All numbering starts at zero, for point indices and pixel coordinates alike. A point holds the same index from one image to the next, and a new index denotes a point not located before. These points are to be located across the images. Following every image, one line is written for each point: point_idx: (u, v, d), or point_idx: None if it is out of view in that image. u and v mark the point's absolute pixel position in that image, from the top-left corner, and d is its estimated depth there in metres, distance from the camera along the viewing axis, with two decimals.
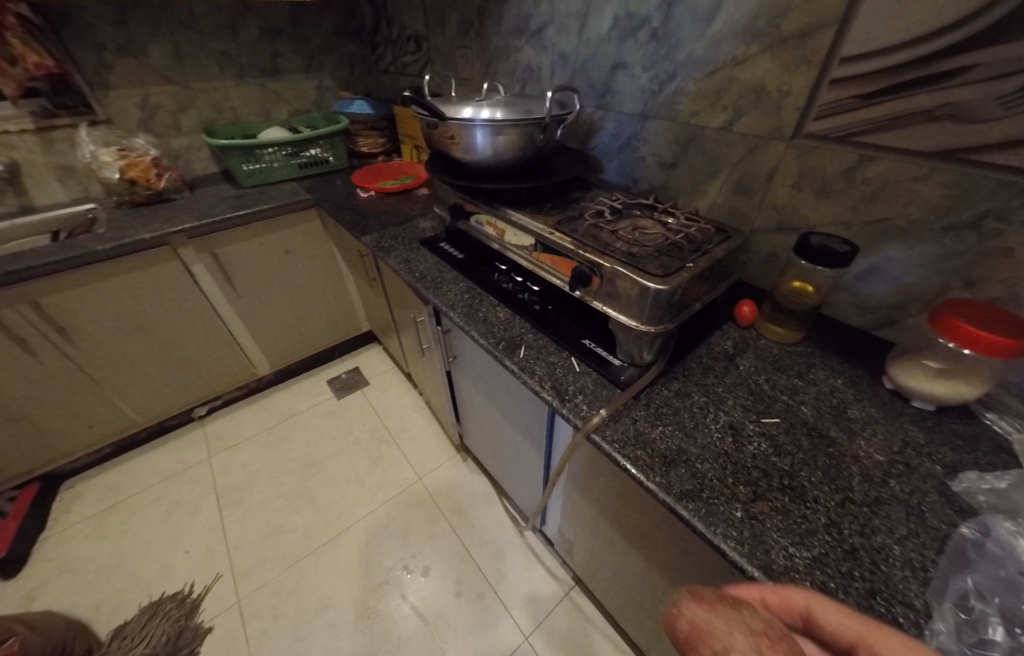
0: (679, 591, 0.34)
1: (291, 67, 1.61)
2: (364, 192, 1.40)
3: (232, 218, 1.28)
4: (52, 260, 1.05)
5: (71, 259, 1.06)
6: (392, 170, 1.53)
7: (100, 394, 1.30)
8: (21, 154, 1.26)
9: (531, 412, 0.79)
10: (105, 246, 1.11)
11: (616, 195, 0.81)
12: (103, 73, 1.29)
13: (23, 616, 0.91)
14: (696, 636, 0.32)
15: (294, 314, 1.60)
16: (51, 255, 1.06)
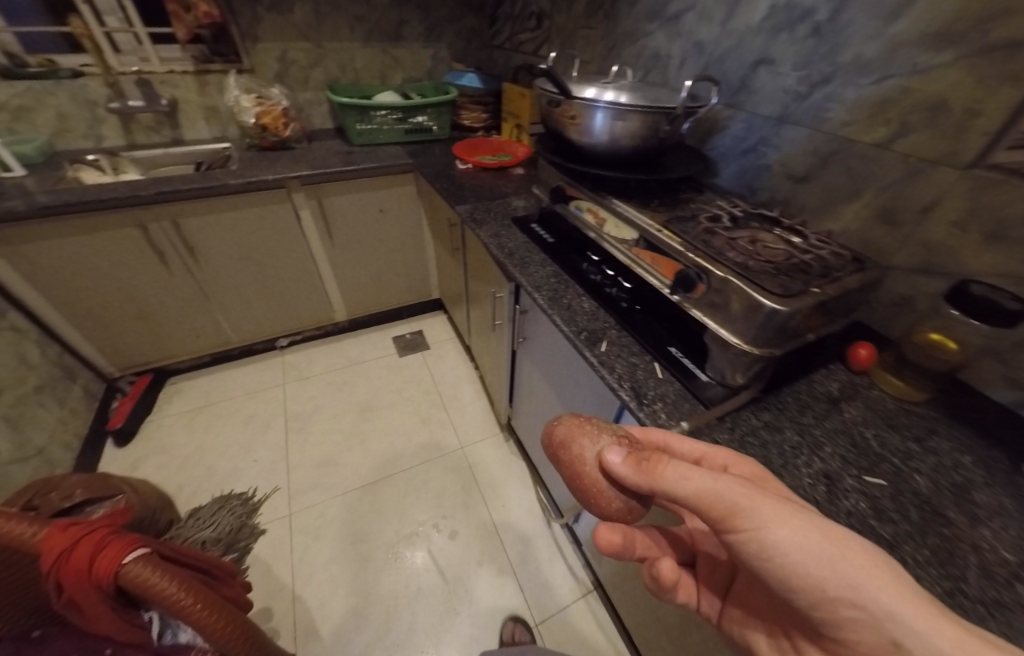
0: (566, 413, 0.57)
1: (413, 35, 1.66)
2: (460, 164, 1.44)
3: (343, 170, 1.36)
4: (193, 187, 1.19)
5: (209, 188, 1.20)
6: (491, 146, 1.53)
7: (209, 311, 1.47)
8: (181, 92, 1.44)
9: (595, 409, 0.77)
10: (236, 181, 1.23)
11: (734, 203, 0.75)
12: (255, 26, 1.42)
13: (131, 482, 1.09)
14: (569, 433, 0.54)
15: (376, 270, 1.69)
16: (193, 183, 1.20)
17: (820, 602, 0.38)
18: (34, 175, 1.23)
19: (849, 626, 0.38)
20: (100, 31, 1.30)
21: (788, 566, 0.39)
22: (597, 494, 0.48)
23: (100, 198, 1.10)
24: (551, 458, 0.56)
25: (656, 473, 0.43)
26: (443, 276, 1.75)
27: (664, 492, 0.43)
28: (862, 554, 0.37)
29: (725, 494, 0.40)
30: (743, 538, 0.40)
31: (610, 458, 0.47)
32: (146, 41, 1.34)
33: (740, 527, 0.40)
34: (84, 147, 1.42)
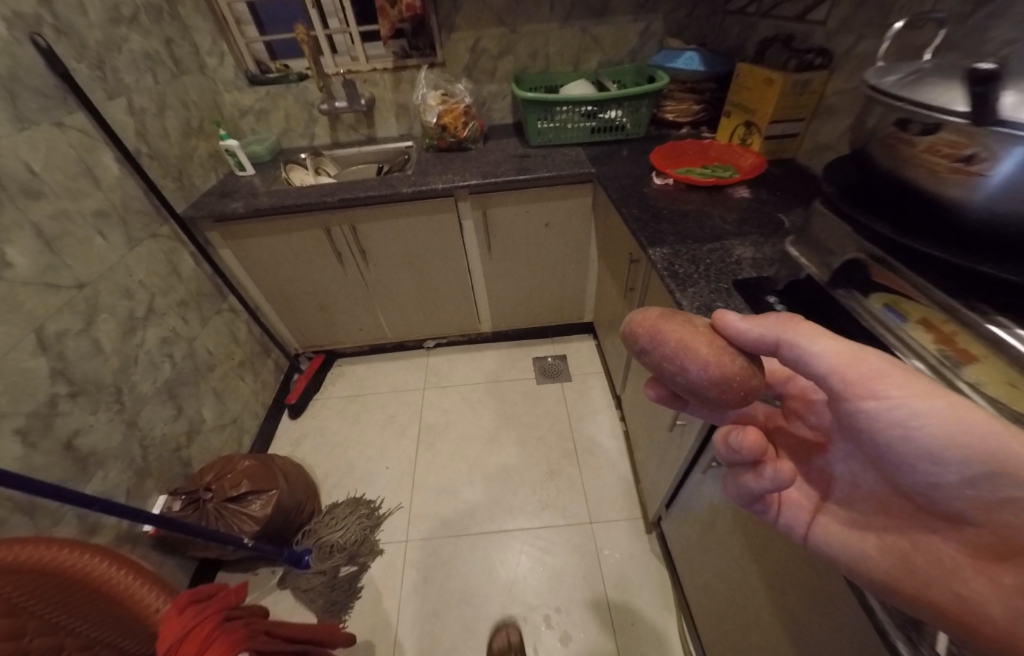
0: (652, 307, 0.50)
1: (623, 5, 1.33)
2: (657, 177, 1.12)
3: (514, 177, 1.19)
4: (371, 193, 1.17)
5: (384, 195, 1.16)
6: (701, 153, 1.15)
7: (372, 309, 1.52)
8: (379, 90, 1.45)
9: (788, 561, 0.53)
10: (409, 188, 1.17)
11: None
12: (451, 15, 1.30)
13: (285, 462, 1.20)
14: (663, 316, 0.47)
15: (530, 286, 1.52)
16: (371, 191, 1.19)
17: (980, 486, 0.31)
18: (260, 173, 1.39)
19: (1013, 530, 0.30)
20: (323, 34, 1.34)
21: (944, 443, 0.33)
22: (707, 353, 0.42)
23: (296, 203, 1.17)
24: (631, 344, 0.49)
25: (791, 324, 0.41)
26: (603, 304, 1.47)
27: (799, 345, 0.40)
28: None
29: (870, 357, 0.37)
30: (883, 407, 0.36)
31: (727, 318, 0.44)
32: (357, 40, 1.35)
33: (883, 394, 0.36)
34: (302, 145, 1.58)
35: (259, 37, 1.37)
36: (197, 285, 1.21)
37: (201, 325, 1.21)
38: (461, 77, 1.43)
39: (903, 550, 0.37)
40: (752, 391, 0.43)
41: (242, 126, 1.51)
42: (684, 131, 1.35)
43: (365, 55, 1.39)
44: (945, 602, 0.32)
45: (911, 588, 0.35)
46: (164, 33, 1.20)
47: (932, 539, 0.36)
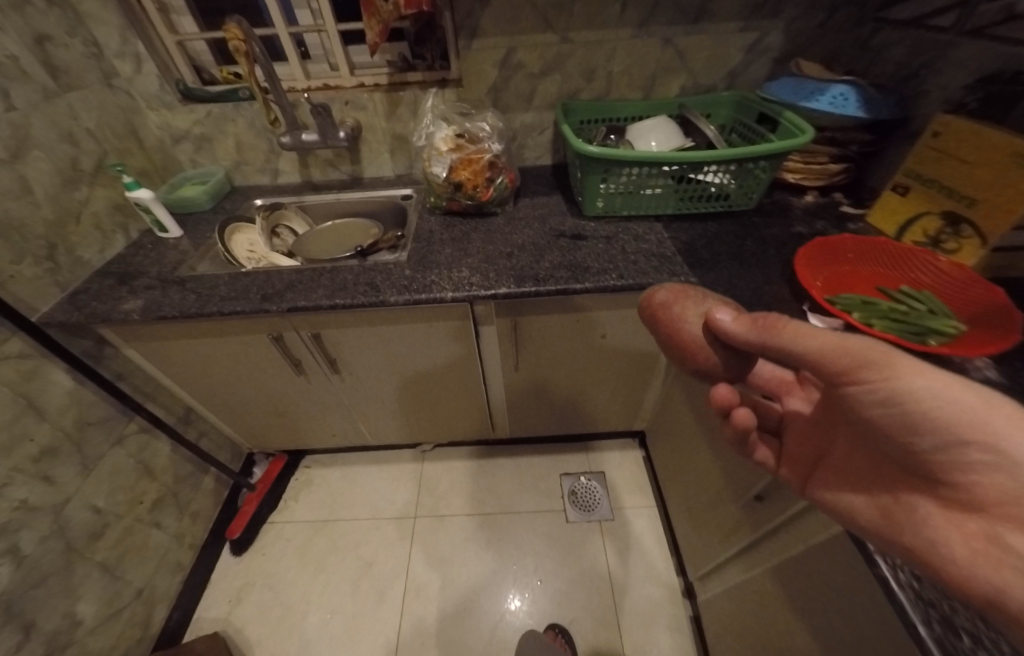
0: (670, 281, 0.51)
1: (730, 6, 0.88)
2: (804, 305, 0.66)
3: (565, 280, 0.76)
4: (343, 300, 0.75)
5: (359, 304, 0.74)
6: (876, 272, 0.70)
7: (348, 415, 1.11)
8: (366, 116, 1.02)
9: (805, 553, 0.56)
10: (400, 297, 0.75)
11: None
12: (474, 12, 0.87)
13: None
14: (671, 297, 0.48)
15: (567, 396, 1.09)
16: (341, 293, 0.76)
17: (952, 450, 0.29)
18: (192, 233, 0.97)
19: (974, 490, 0.28)
20: (287, 32, 0.94)
21: (922, 418, 0.30)
22: (689, 341, 0.45)
23: (225, 305, 0.75)
24: (643, 323, 0.52)
25: (775, 325, 0.38)
26: (668, 429, 1.05)
27: (782, 353, 0.38)
28: (1013, 409, 0.27)
29: (856, 343, 0.33)
30: (870, 389, 0.33)
31: (719, 316, 0.42)
32: (335, 42, 0.94)
33: (865, 379, 0.33)
34: (262, 182, 1.17)
35: (197, 34, 0.95)
36: (79, 415, 0.82)
37: (84, 474, 0.82)
38: (483, 102, 1.00)
39: (885, 503, 0.35)
40: (740, 367, 0.44)
41: (176, 156, 1.10)
42: (809, 200, 0.91)
43: (348, 67, 0.96)
44: (915, 548, 0.32)
45: (891, 537, 0.34)
46: (32, 26, 0.78)
47: (911, 498, 0.33)
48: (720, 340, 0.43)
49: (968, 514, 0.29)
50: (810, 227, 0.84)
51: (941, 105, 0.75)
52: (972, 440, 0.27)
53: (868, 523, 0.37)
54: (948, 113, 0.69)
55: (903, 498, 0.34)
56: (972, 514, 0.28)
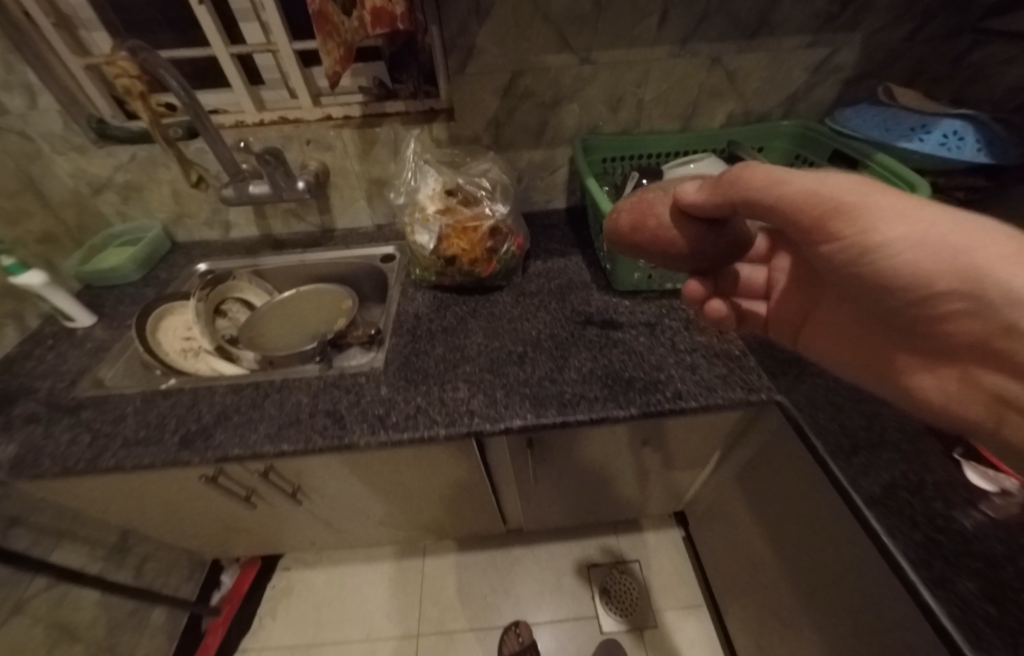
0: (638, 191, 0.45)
1: (796, 16, 0.68)
2: (953, 451, 0.45)
3: (599, 401, 0.54)
4: (290, 444, 0.53)
5: (297, 449, 0.53)
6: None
7: (327, 526, 0.90)
8: (334, 157, 0.78)
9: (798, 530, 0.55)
10: (366, 437, 0.53)
11: None
12: (467, 28, 0.66)
13: None
14: (637, 213, 0.43)
15: (597, 494, 0.89)
16: (288, 433, 0.54)
17: (928, 304, 0.25)
18: (110, 319, 0.74)
19: (952, 332, 0.25)
20: (229, 55, 0.70)
21: (894, 273, 0.25)
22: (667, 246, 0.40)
23: (132, 455, 0.54)
24: (619, 250, 0.48)
25: (739, 181, 0.31)
26: (716, 531, 0.86)
27: (754, 212, 0.32)
28: (992, 235, 0.22)
29: (837, 186, 0.26)
30: (840, 247, 0.27)
31: (685, 193, 0.36)
32: (291, 65, 0.71)
33: (837, 236, 0.27)
34: (211, 238, 0.90)
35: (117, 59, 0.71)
36: None
37: None
38: (482, 139, 0.78)
39: (882, 363, 0.34)
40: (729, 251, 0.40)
41: (99, 207, 0.83)
42: None
43: (310, 99, 0.75)
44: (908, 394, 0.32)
45: (883, 383, 0.35)
46: None
47: (903, 353, 0.31)
48: (692, 219, 0.38)
49: (951, 362, 0.27)
50: None
51: None
52: (946, 291, 0.23)
53: (863, 372, 0.37)
54: None
55: (897, 360, 0.32)
56: (949, 362, 0.27)
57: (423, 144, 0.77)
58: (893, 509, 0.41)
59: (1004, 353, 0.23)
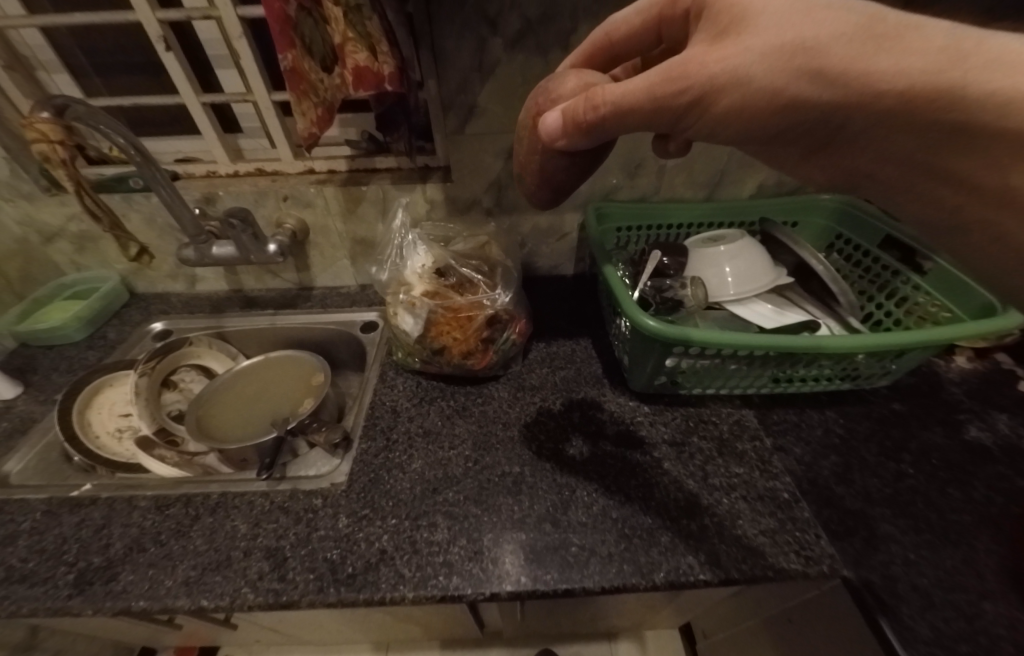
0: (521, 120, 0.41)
1: None
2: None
3: (614, 559, 0.42)
4: (210, 601, 0.40)
5: (218, 610, 0.40)
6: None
7: (275, 635, 0.76)
8: (314, 214, 0.69)
9: None
10: (306, 600, 0.40)
11: None
12: (469, 85, 0.58)
13: None
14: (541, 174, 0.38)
15: (595, 618, 0.75)
16: (210, 583, 0.41)
17: (813, 125, 0.24)
18: (37, 390, 0.63)
19: (854, 134, 0.24)
20: (201, 103, 0.63)
21: (770, 109, 0.24)
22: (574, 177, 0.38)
23: (6, 601, 0.40)
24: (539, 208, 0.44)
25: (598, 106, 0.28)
26: None
27: (619, 129, 0.29)
28: (826, 28, 0.22)
29: (680, 61, 0.25)
30: (707, 113, 0.26)
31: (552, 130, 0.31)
32: (271, 116, 0.64)
33: (708, 106, 0.26)
34: (175, 290, 0.80)
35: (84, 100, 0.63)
36: None
37: None
38: (482, 201, 0.70)
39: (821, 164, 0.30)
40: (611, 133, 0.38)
41: (49, 257, 0.73)
42: (962, 366, 0.61)
43: (292, 151, 0.67)
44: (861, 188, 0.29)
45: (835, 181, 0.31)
46: None
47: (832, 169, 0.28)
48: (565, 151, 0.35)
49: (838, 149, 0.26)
50: (991, 427, 0.53)
51: None
52: (812, 107, 0.23)
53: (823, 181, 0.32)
54: None
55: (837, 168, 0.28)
56: (851, 150, 0.25)
57: (415, 204, 0.68)
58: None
59: (877, 135, 0.23)
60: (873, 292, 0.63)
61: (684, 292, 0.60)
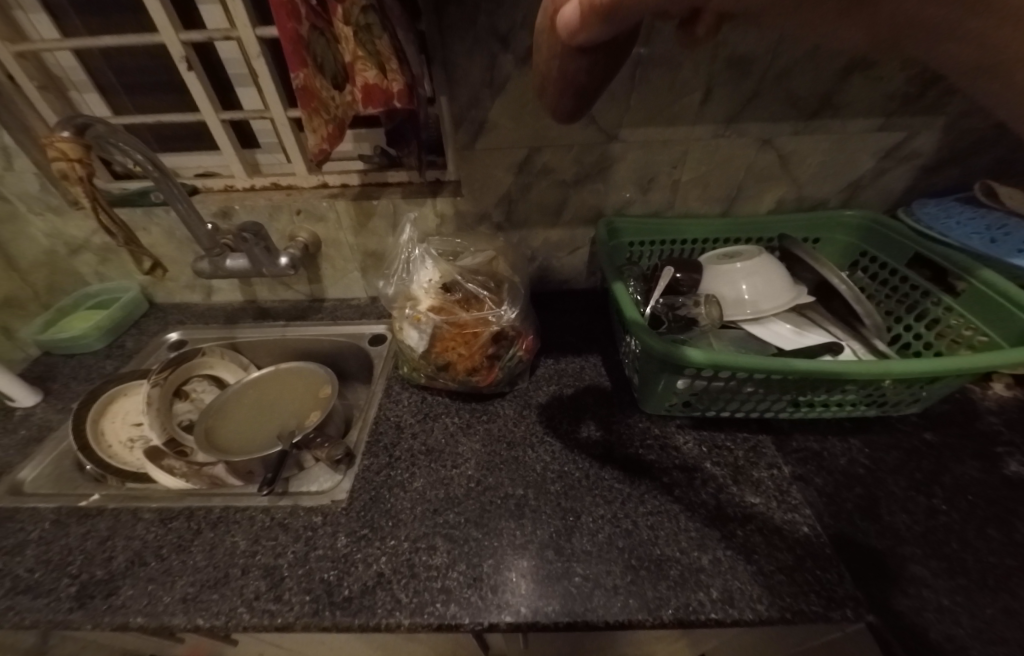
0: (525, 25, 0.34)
1: (867, 98, 0.57)
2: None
3: (620, 592, 0.40)
4: (206, 619, 0.39)
5: (212, 631, 0.39)
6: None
7: None
8: (326, 228, 0.70)
9: None
10: (301, 624, 0.39)
11: None
12: (479, 101, 0.58)
13: None
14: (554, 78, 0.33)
15: None
16: (206, 602, 0.40)
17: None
18: (57, 398, 0.65)
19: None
20: (219, 120, 0.64)
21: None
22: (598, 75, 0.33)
23: (12, 611, 0.41)
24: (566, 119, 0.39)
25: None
26: None
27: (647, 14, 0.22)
28: None
29: None
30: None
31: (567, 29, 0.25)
32: (287, 131, 0.65)
33: None
34: (192, 301, 0.82)
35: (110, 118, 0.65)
36: None
37: None
38: (491, 215, 0.69)
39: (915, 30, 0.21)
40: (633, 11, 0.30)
41: (76, 268, 0.76)
42: (1000, 394, 0.57)
43: (307, 165, 0.68)
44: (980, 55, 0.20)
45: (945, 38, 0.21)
46: None
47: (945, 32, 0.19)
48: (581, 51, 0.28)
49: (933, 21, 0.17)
50: None
51: None
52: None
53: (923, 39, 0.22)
54: None
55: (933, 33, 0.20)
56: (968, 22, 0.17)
57: (424, 218, 0.69)
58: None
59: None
60: (901, 312, 0.60)
61: (698, 310, 0.58)
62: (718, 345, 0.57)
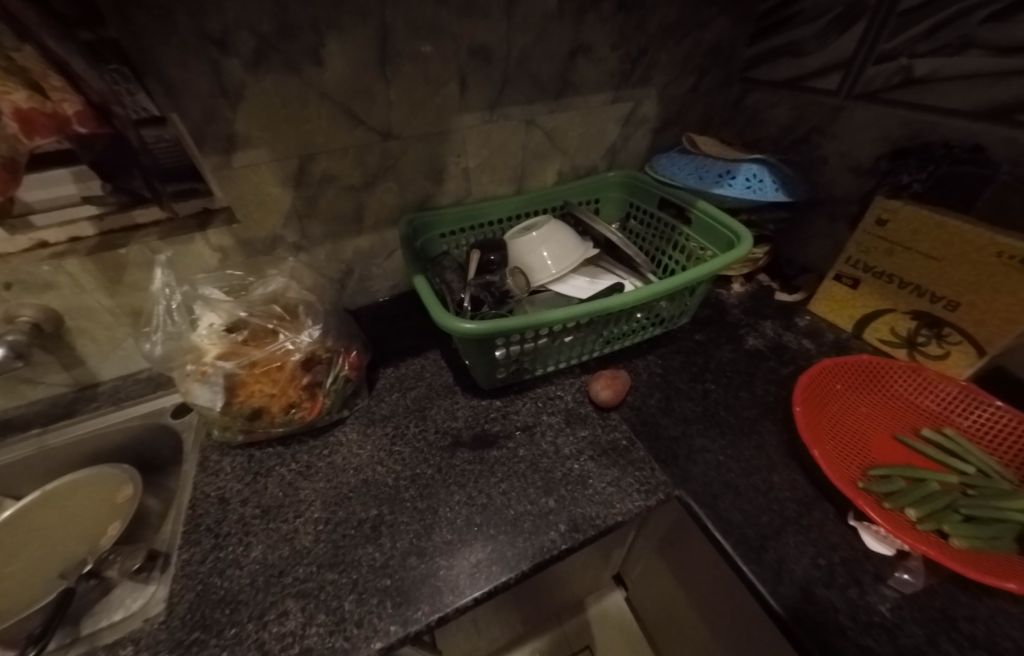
0: None
1: (595, 76, 0.67)
2: (848, 517, 0.44)
3: (482, 566, 0.42)
4: None
5: None
6: (901, 396, 0.55)
7: None
8: (62, 297, 0.54)
9: (734, 617, 0.49)
10: None
11: None
12: (217, 115, 0.50)
13: None
14: None
15: (525, 619, 0.73)
16: None
17: None
18: None
19: None
20: None
21: None
22: None
23: None
24: None
25: None
26: (651, 604, 0.76)
27: None
28: None
29: None
30: None
31: None
32: None
33: None
34: None
35: None
36: None
37: None
38: (285, 237, 0.63)
39: None
40: None
41: None
42: (738, 290, 0.74)
43: (6, 230, 0.48)
44: None
45: None
46: None
47: None
48: None
49: None
50: (761, 333, 0.66)
51: (849, 172, 0.63)
52: None
53: None
54: (884, 192, 0.55)
55: None
56: None
57: (197, 256, 0.59)
58: (819, 623, 0.37)
59: None
60: (665, 247, 0.74)
61: (508, 282, 0.63)
62: (532, 310, 0.63)
